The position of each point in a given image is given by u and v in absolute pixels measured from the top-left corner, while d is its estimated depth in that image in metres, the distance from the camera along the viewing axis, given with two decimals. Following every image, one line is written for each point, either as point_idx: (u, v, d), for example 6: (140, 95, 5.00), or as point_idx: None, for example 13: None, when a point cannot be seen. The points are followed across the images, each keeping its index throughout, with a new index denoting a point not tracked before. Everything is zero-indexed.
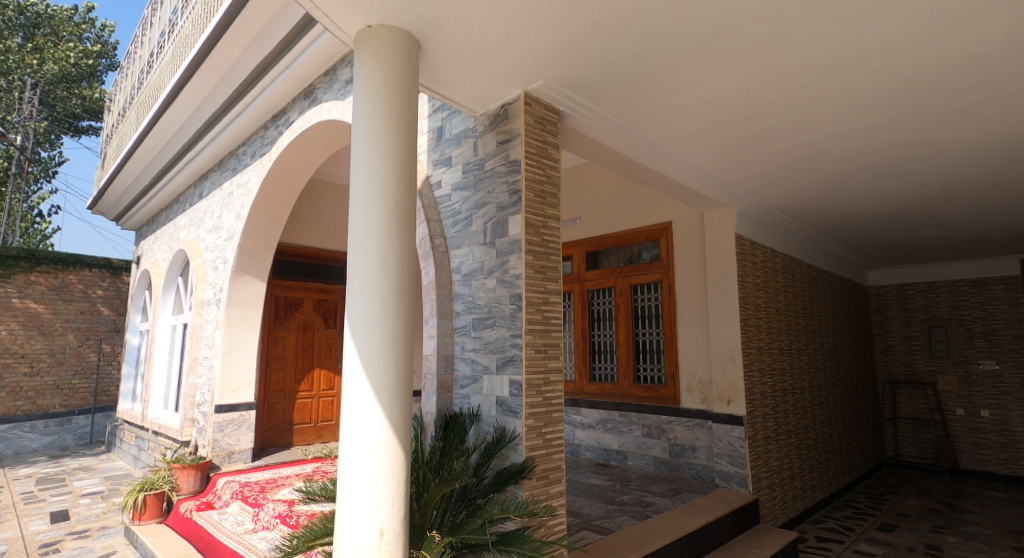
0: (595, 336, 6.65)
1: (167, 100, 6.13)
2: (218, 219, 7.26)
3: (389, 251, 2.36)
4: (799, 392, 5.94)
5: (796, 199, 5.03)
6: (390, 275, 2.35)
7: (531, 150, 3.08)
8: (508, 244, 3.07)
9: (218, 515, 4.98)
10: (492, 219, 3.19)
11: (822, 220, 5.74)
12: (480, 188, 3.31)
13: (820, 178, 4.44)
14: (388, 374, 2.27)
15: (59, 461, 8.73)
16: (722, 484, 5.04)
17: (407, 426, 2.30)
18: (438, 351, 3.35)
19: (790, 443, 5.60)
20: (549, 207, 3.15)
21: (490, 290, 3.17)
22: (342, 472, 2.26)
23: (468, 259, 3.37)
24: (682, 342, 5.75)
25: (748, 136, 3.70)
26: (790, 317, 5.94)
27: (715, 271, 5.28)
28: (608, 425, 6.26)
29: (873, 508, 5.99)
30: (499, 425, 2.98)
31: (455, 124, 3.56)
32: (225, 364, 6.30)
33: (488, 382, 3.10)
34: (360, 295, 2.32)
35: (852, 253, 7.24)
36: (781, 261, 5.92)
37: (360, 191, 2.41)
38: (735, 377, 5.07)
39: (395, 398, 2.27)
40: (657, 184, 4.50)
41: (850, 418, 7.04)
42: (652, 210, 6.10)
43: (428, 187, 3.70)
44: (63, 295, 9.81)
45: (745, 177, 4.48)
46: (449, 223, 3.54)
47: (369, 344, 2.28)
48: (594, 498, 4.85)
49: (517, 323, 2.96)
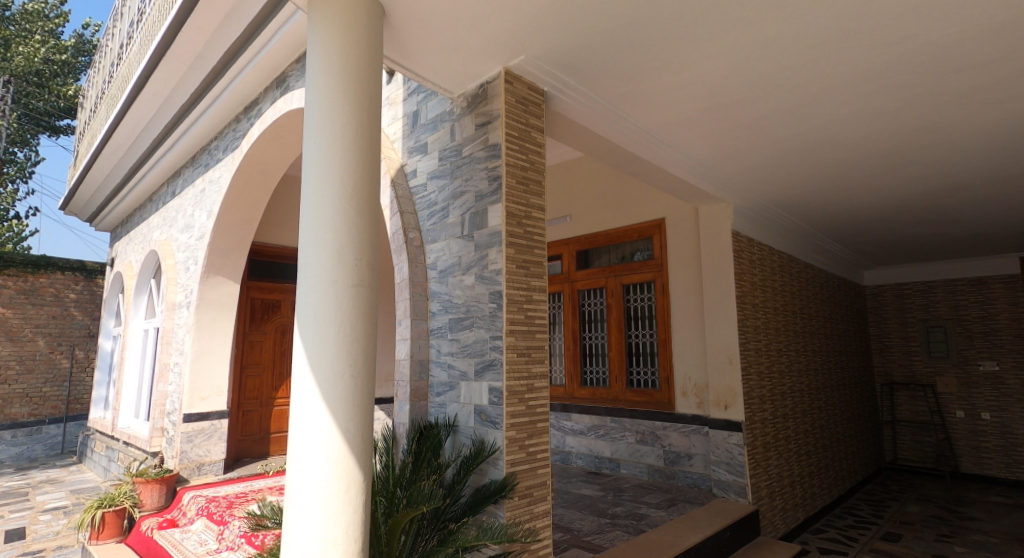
0: (586, 339, 6.38)
1: (132, 94, 5.79)
2: (190, 218, 6.90)
3: (347, 240, 2.06)
4: (798, 395, 5.70)
5: (795, 193, 4.78)
6: (347, 267, 2.05)
7: (513, 133, 2.79)
8: (488, 238, 2.78)
9: (181, 534, 4.69)
10: (471, 210, 2.90)
11: (821, 217, 5.50)
12: (457, 176, 3.02)
13: (821, 169, 4.19)
14: (345, 382, 1.97)
15: (26, 473, 8.29)
16: (720, 494, 4.77)
17: (367, 443, 2.00)
18: (411, 356, 3.05)
19: (790, 449, 5.36)
20: (533, 195, 2.85)
21: (468, 287, 2.88)
22: (290, 497, 1.94)
23: (444, 254, 3.07)
24: (676, 343, 5.49)
25: (748, 121, 3.43)
26: (787, 317, 5.71)
27: (710, 269, 5.02)
28: (600, 431, 5.97)
29: (876, 517, 5.74)
30: (478, 437, 2.68)
31: (431, 108, 3.26)
32: (194, 370, 5.95)
33: (466, 390, 2.81)
34: (313, 292, 2.02)
35: (850, 252, 7.02)
36: (779, 260, 5.68)
37: (314, 172, 2.11)
38: (732, 381, 4.80)
39: (353, 409, 1.97)
40: (651, 175, 4.22)
41: (850, 422, 6.81)
42: (644, 206, 5.84)
43: (403, 176, 3.40)
44: (34, 299, 9.38)
45: (743, 168, 4.22)
46: (425, 215, 3.24)
47: (321, 347, 1.98)
48: (586, 510, 4.56)
49: (497, 324, 2.67)
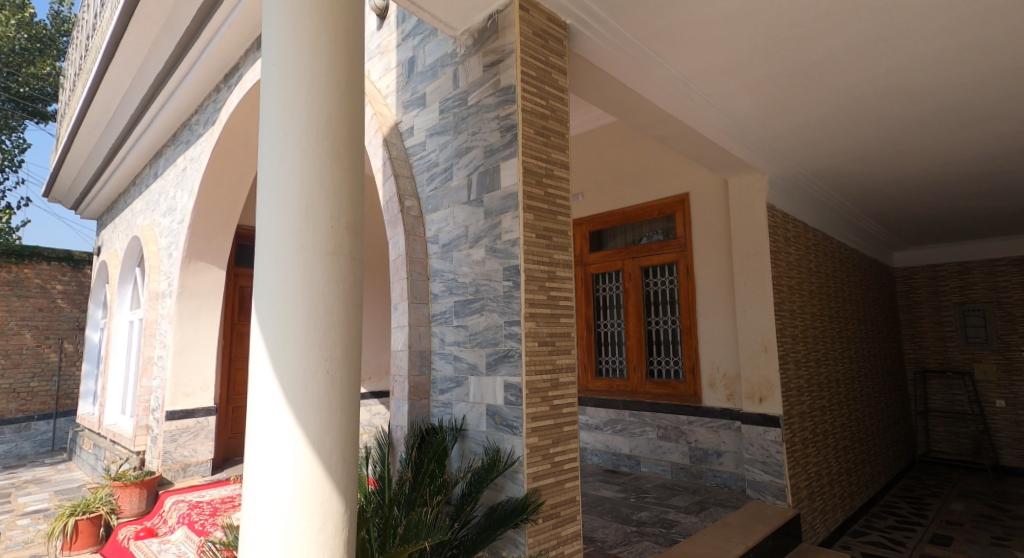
0: (601, 327, 5.89)
1: (103, 62, 5.25)
2: (172, 200, 6.37)
3: (319, 192, 1.54)
4: (834, 386, 5.20)
5: (840, 159, 4.26)
6: (319, 229, 1.53)
7: (529, 72, 2.27)
8: (500, 202, 2.28)
9: (159, 545, 4.22)
10: (479, 169, 2.40)
11: (861, 188, 4.97)
12: (462, 130, 2.51)
13: (875, 126, 3.67)
14: (318, 383, 1.47)
15: (12, 472, 7.84)
16: (756, 496, 4.31)
17: (348, 460, 1.51)
18: (409, 346, 2.55)
19: (827, 444, 4.89)
20: (555, 149, 2.34)
21: (477, 263, 2.39)
22: (247, 537, 1.44)
23: (448, 225, 2.58)
24: (702, 330, 5.01)
25: (804, 63, 2.90)
26: (822, 300, 5.20)
27: (742, 248, 4.52)
28: (618, 426, 5.47)
29: (919, 516, 5.27)
30: (492, 444, 2.21)
31: (430, 52, 2.74)
32: (177, 363, 5.49)
33: (476, 386, 2.33)
34: (274, 264, 1.50)
35: (884, 231, 6.50)
36: (813, 238, 5.17)
37: (274, 104, 1.57)
38: (769, 372, 4.31)
39: (327, 418, 1.48)
40: (685, 138, 3.69)
41: (884, 414, 6.33)
42: (666, 180, 5.31)
43: (397, 135, 2.88)
44: (19, 291, 8.87)
45: (788, 128, 3.70)
46: (424, 179, 2.73)
47: (286, 336, 1.47)
48: (608, 517, 4.07)
49: (513, 307, 2.18)
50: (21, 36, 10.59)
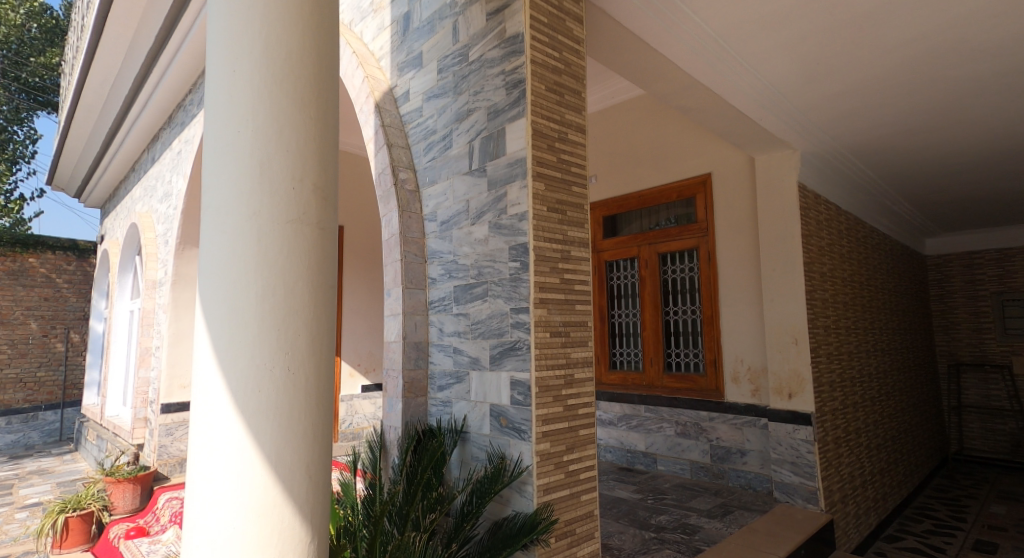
0: (615, 317, 5.57)
1: (91, 35, 4.99)
2: (169, 184, 6.08)
3: (275, 142, 1.21)
4: (867, 380, 4.84)
5: (880, 132, 3.91)
6: (278, 189, 1.20)
7: (540, 19, 1.95)
8: (506, 170, 1.97)
9: (149, 546, 3.93)
10: (482, 134, 2.09)
11: (900, 166, 4.58)
12: (463, 90, 2.20)
13: (925, 89, 3.32)
14: (275, 384, 1.16)
15: (18, 462, 7.60)
16: (784, 499, 4.00)
17: (313, 479, 1.20)
18: (403, 337, 2.26)
19: (860, 442, 4.54)
20: (569, 109, 2.02)
21: (479, 242, 2.08)
22: None
23: (446, 200, 2.27)
24: (725, 319, 4.68)
25: (851, 11, 2.55)
26: (855, 288, 4.83)
27: (771, 232, 4.17)
28: (633, 422, 5.15)
29: (958, 520, 4.90)
30: (497, 451, 1.92)
31: (427, 4, 2.43)
32: (172, 355, 5.28)
33: (479, 383, 2.04)
34: (220, 233, 1.18)
35: (919, 216, 6.10)
36: (844, 222, 4.80)
37: (221, 33, 1.24)
38: (800, 366, 3.98)
39: (284, 426, 1.17)
40: (716, 105, 3.32)
41: (917, 409, 5.95)
42: (687, 160, 4.94)
43: (391, 101, 2.57)
44: (24, 281, 8.59)
45: (827, 93, 3.34)
46: (421, 149, 2.43)
47: (234, 325, 1.16)
48: (625, 520, 3.76)
49: (521, 291, 1.87)
50: (31, 26, 10.01)
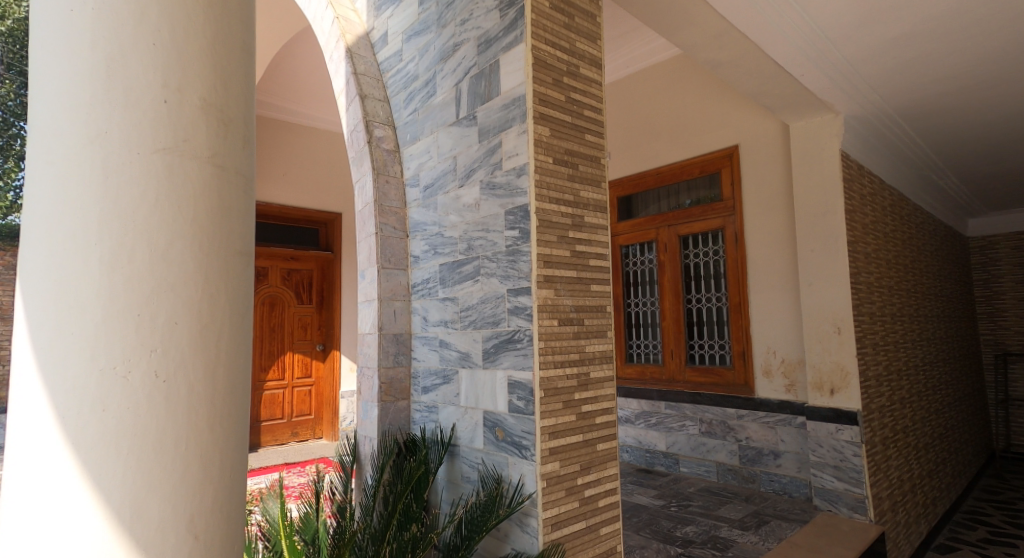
0: (631, 307, 5.12)
1: None
2: None
3: (133, 30, 0.80)
4: (914, 373, 4.35)
5: (937, 90, 3.42)
6: (139, 100, 0.80)
7: None
8: (500, 115, 1.55)
9: None
10: (471, 71, 1.67)
11: (954, 132, 4.08)
12: (448, 19, 1.78)
13: (998, 34, 2.82)
14: (132, 398, 0.76)
15: None
16: (825, 507, 3.56)
17: (200, 535, 0.80)
18: (380, 327, 1.85)
19: (908, 443, 4.07)
20: (580, 37, 1.58)
21: (470, 208, 1.67)
22: None
23: (430, 159, 1.86)
24: (756, 307, 4.23)
25: None
26: (901, 272, 4.33)
27: (809, 207, 3.70)
28: (652, 419, 4.70)
29: (1014, 526, 4.40)
30: (490, 471, 1.52)
31: None
32: None
33: (470, 385, 1.63)
34: (44, 165, 0.77)
35: (965, 193, 5.59)
36: (889, 198, 4.30)
37: None
38: (844, 358, 3.51)
39: (147, 464, 0.76)
40: (753, 56, 2.85)
41: (964, 404, 5.44)
42: (712, 132, 4.47)
43: (367, 47, 2.17)
44: None
45: (879, 41, 2.85)
46: (401, 100, 2.02)
47: (65, 310, 0.75)
48: (646, 532, 3.33)
49: (520, 268, 1.45)
50: None
